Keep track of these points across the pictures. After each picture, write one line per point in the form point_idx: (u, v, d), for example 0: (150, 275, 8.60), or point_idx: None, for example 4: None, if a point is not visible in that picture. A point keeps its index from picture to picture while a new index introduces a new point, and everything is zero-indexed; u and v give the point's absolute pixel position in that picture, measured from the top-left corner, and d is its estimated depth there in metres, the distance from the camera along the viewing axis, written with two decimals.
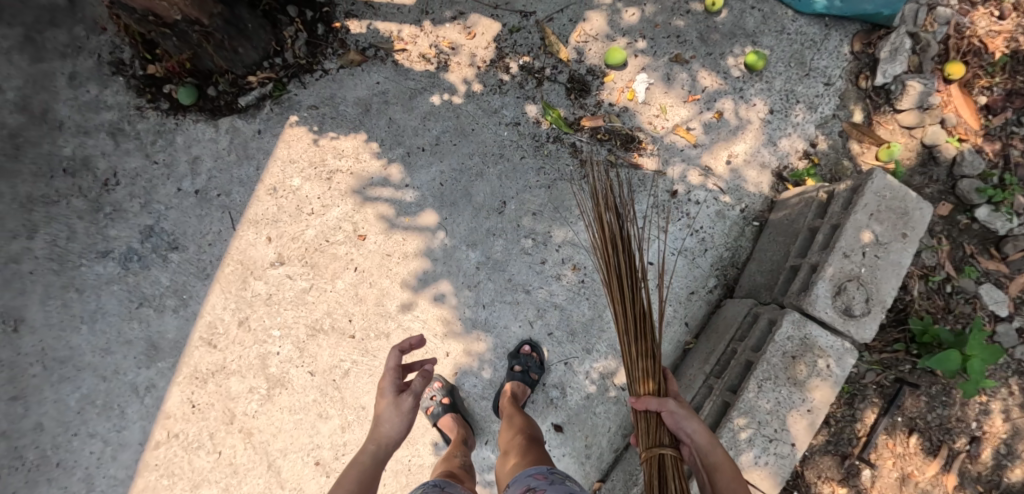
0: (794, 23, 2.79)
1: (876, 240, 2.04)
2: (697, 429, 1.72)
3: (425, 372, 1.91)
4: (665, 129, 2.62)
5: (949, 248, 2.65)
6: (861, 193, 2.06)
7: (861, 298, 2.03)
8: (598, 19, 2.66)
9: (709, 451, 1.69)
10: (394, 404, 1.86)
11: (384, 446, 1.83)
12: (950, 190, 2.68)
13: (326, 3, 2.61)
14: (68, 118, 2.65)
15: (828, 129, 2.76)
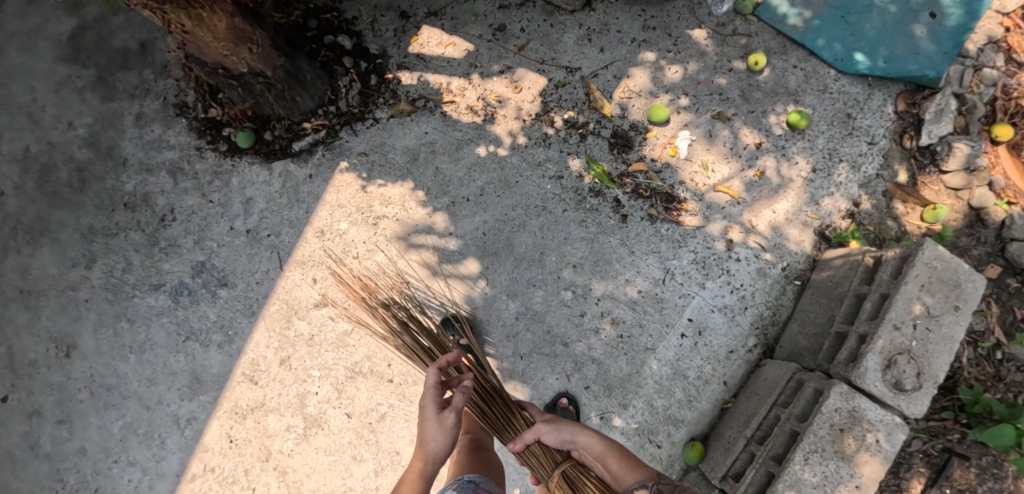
0: (836, 83, 2.78)
1: (928, 313, 2.02)
2: (575, 432, 1.94)
3: (466, 389, 1.91)
4: (705, 185, 2.63)
5: (999, 313, 2.58)
6: (912, 264, 2.04)
7: (912, 372, 2.00)
8: (642, 75, 2.71)
9: (599, 447, 1.92)
10: (437, 422, 1.88)
11: (429, 463, 1.90)
12: (999, 252, 2.65)
13: (380, 55, 2.75)
14: (132, 156, 2.78)
15: (872, 189, 2.71)
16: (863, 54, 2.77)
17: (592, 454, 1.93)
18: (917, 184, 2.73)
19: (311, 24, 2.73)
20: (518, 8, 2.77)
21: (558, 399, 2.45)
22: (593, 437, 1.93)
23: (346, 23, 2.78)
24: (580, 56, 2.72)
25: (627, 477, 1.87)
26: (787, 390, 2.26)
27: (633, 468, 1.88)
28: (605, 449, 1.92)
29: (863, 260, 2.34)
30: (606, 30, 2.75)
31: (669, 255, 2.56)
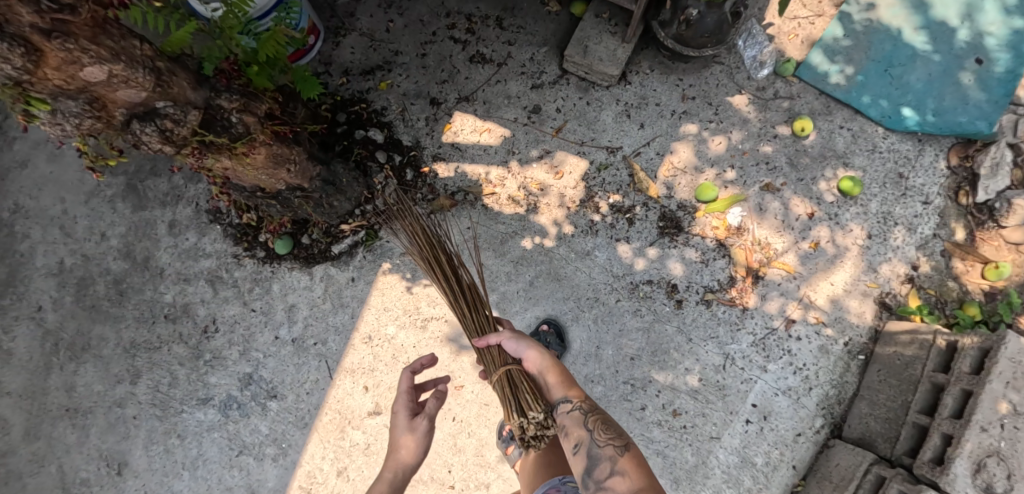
0: (886, 141, 2.64)
1: (1014, 409, 1.96)
2: (531, 346, 1.88)
3: (438, 393, 1.91)
4: (761, 262, 2.54)
5: None
6: (996, 359, 1.99)
7: (1003, 475, 1.92)
8: (686, 149, 2.62)
9: (541, 363, 1.87)
10: (409, 429, 1.87)
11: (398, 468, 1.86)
12: None
13: (413, 147, 2.68)
14: (169, 265, 2.72)
15: (929, 250, 2.58)
16: (910, 108, 2.64)
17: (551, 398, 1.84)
18: (975, 241, 2.59)
19: (340, 118, 2.68)
20: (551, 87, 2.69)
21: None
22: (543, 353, 1.88)
23: (375, 114, 2.71)
24: (619, 133, 2.64)
25: (557, 391, 1.84)
26: (866, 483, 2.22)
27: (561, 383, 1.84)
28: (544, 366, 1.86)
29: (934, 342, 2.27)
30: (644, 104, 2.66)
31: (727, 338, 2.49)
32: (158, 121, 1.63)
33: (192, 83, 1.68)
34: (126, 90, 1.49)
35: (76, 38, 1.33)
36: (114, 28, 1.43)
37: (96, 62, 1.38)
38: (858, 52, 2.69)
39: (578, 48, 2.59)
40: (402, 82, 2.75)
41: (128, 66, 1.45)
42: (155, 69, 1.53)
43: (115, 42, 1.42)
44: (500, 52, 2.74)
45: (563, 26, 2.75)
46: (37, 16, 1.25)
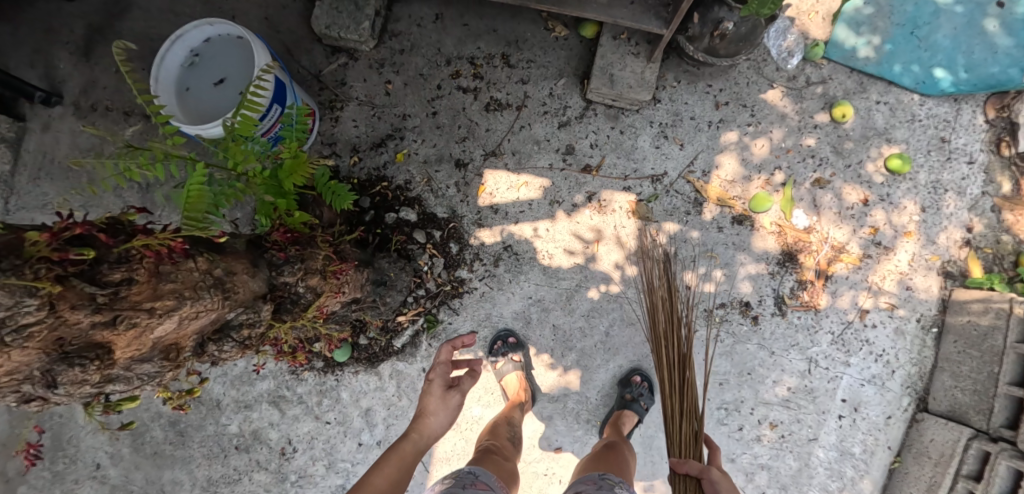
0: (923, 108, 2.60)
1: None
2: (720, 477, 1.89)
3: (473, 374, 1.96)
4: (827, 262, 2.55)
5: None
6: None
7: None
8: (731, 160, 2.58)
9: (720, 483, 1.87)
10: (443, 399, 1.86)
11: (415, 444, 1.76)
12: None
13: (450, 217, 2.52)
14: (224, 395, 2.55)
15: (981, 209, 2.57)
16: (943, 69, 2.56)
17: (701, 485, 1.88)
18: (1021, 190, 2.56)
19: (365, 204, 2.48)
20: (579, 122, 2.55)
21: (632, 376, 2.45)
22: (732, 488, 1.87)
23: (399, 191, 2.52)
24: (661, 158, 2.56)
25: None
26: (969, 458, 2.34)
27: None
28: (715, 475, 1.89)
29: (1012, 310, 2.32)
30: (679, 120, 2.57)
31: (807, 343, 2.54)
32: (234, 333, 1.69)
33: (251, 271, 1.68)
34: (198, 321, 1.49)
35: (138, 306, 1.35)
36: (167, 268, 1.43)
37: (163, 318, 1.40)
38: (881, 19, 2.60)
39: (603, 79, 2.44)
40: (420, 149, 2.54)
41: (192, 301, 1.44)
42: (217, 282, 1.52)
43: (175, 282, 1.42)
44: (515, 94, 2.56)
45: (575, 51, 2.56)
46: (95, 313, 1.30)
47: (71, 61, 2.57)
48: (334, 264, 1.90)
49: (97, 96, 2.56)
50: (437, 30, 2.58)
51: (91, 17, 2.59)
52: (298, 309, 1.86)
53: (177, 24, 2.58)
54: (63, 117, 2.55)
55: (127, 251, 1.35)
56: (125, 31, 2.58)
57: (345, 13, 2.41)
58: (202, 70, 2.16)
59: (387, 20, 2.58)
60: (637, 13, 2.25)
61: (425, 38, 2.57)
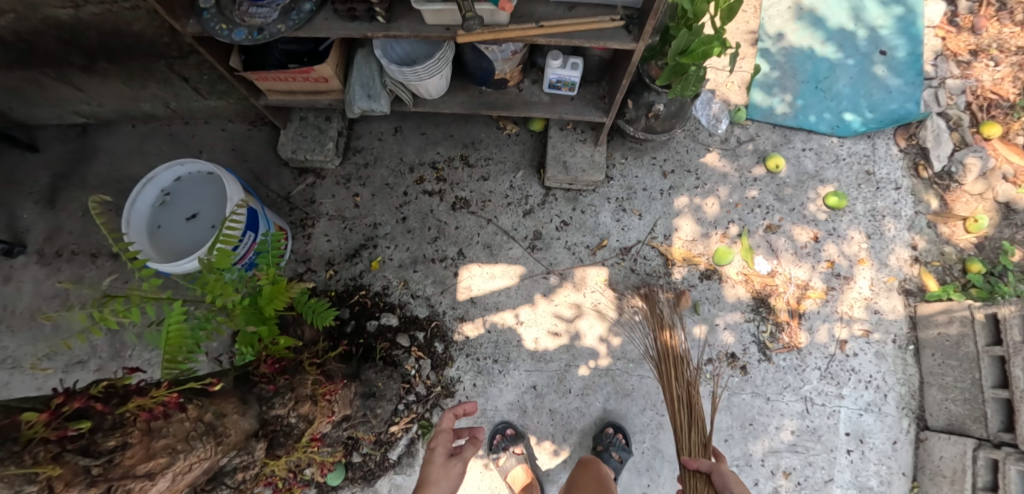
0: (843, 148, 2.85)
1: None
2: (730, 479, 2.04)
3: (475, 442, 1.89)
4: (798, 300, 2.66)
5: None
6: None
7: None
8: (687, 222, 2.74)
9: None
10: (444, 468, 1.79)
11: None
12: None
13: (432, 317, 2.54)
14: None
15: (918, 227, 2.77)
16: (851, 113, 2.87)
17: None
18: (947, 204, 2.79)
19: (345, 315, 2.50)
20: (542, 208, 2.71)
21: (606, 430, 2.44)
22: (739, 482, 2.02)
23: (378, 297, 2.54)
24: (624, 230, 2.71)
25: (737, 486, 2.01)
26: (980, 470, 2.35)
27: None
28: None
29: (974, 316, 2.45)
30: (633, 193, 2.77)
31: (799, 383, 2.59)
32: (228, 479, 1.58)
33: (240, 409, 1.62)
34: (191, 475, 1.41)
35: (133, 470, 1.29)
36: (158, 424, 1.38)
37: (156, 478, 1.32)
38: (788, 79, 2.93)
39: (557, 166, 2.65)
40: (394, 254, 2.61)
41: (184, 454, 1.38)
42: (208, 429, 1.47)
43: (166, 438, 1.37)
44: (478, 190, 2.72)
45: (527, 144, 2.79)
46: (90, 486, 1.22)
47: (34, 210, 2.59)
48: (323, 388, 1.83)
49: (63, 241, 2.56)
50: (398, 141, 2.76)
51: (57, 166, 2.67)
52: (292, 442, 1.73)
53: (144, 164, 2.68)
54: (26, 266, 2.52)
55: (122, 414, 1.33)
56: (91, 175, 2.65)
57: (308, 136, 2.58)
58: (174, 207, 2.20)
59: (349, 139, 2.75)
60: (580, 108, 2.58)
61: (386, 150, 2.74)
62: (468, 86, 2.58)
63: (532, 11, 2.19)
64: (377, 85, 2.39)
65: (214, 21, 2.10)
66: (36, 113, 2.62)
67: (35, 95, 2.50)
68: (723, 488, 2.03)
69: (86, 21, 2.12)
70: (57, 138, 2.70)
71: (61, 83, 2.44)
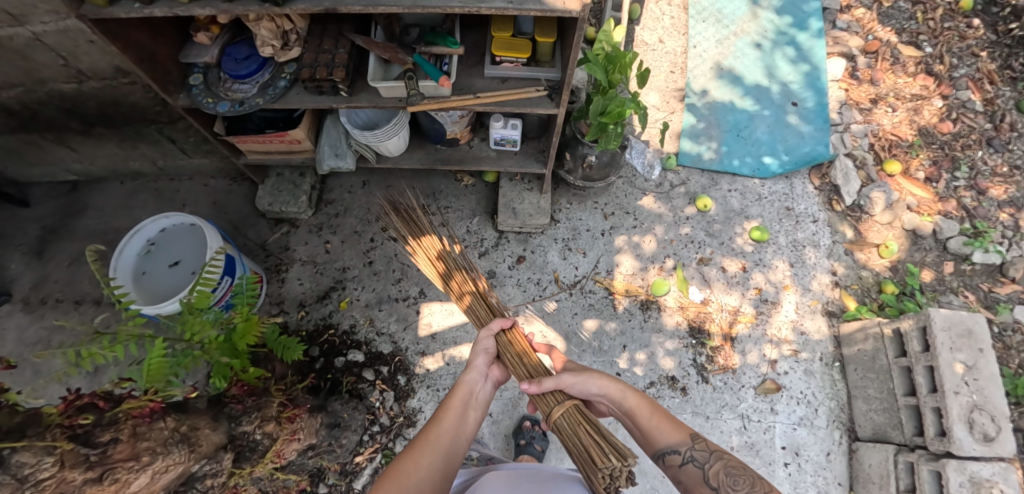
0: (765, 188, 3.19)
1: (968, 366, 2.49)
2: (595, 376, 1.82)
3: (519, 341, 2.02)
4: (730, 325, 2.94)
5: (975, 296, 2.98)
6: (933, 334, 2.53)
7: (988, 420, 2.42)
8: (627, 258, 3.03)
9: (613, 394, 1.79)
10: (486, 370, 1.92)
11: (467, 393, 1.79)
12: (944, 252, 3.05)
13: (395, 352, 2.77)
14: None
15: (836, 255, 3.07)
16: (769, 156, 3.23)
17: (623, 411, 1.78)
18: (862, 233, 3.10)
19: (315, 352, 2.73)
20: (495, 249, 3.02)
21: (522, 423, 2.72)
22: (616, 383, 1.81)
23: (346, 335, 2.79)
24: (571, 267, 3.01)
25: (618, 393, 1.78)
26: (901, 473, 2.54)
27: (669, 428, 1.75)
28: (635, 402, 1.76)
29: (883, 332, 2.73)
30: (577, 233, 3.07)
31: (735, 401, 2.81)
32: (199, 483, 1.85)
33: (212, 424, 1.91)
34: (167, 475, 1.66)
35: (122, 462, 1.55)
36: (144, 428, 1.65)
37: (139, 472, 1.57)
38: (713, 129, 3.29)
39: (507, 212, 2.98)
40: (361, 295, 2.87)
41: (164, 455, 1.64)
42: (183, 438, 1.75)
43: (149, 440, 1.63)
44: (438, 235, 3.03)
45: (483, 193, 3.13)
46: (88, 469, 1.48)
47: (23, 261, 2.85)
48: (287, 411, 2.15)
49: (48, 290, 2.80)
50: (366, 193, 3.08)
51: (46, 220, 2.95)
52: (256, 456, 2.02)
53: (128, 217, 2.96)
54: (11, 313, 2.74)
55: (116, 415, 1.61)
56: (78, 229, 2.93)
57: (284, 191, 2.90)
58: (157, 255, 2.50)
59: (322, 192, 3.08)
60: (523, 160, 2.92)
61: (356, 201, 3.06)
62: (425, 144, 2.91)
63: (470, 83, 2.59)
64: (344, 147, 2.72)
65: (201, 95, 2.46)
66: (32, 173, 2.93)
67: (32, 156, 2.82)
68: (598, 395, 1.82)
69: (87, 93, 2.47)
70: (49, 195, 3.00)
71: (59, 146, 2.76)
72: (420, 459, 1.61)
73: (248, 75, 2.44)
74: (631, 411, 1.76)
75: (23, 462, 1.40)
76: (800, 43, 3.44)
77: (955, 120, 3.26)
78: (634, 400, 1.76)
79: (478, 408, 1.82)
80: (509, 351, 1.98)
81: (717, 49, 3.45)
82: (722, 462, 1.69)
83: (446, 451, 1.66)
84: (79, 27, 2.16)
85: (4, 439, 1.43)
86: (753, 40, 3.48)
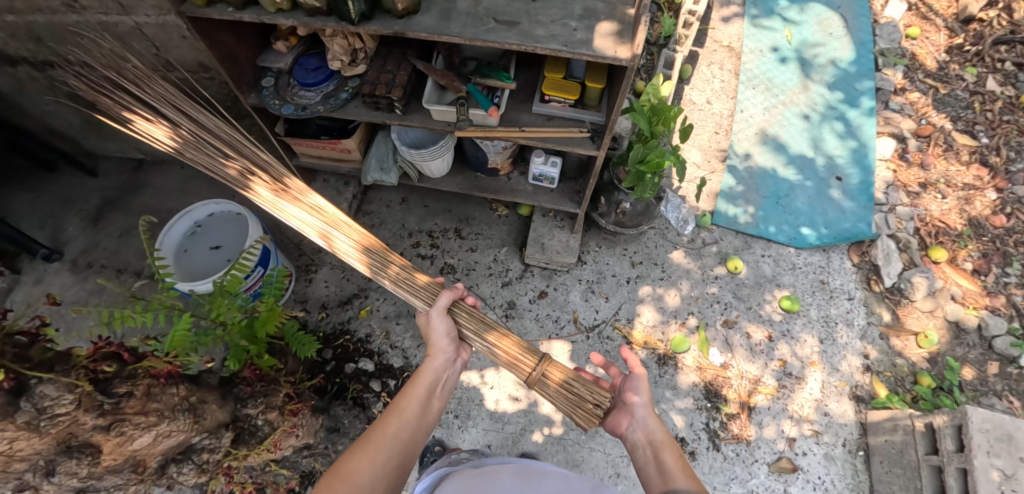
0: (799, 257, 3.12)
1: (1005, 475, 2.31)
2: (647, 409, 1.89)
3: (475, 314, 2.06)
4: (749, 394, 2.82)
5: (1018, 401, 2.78)
6: (970, 434, 2.37)
7: None
8: (649, 310, 2.99)
9: (657, 428, 1.84)
10: (449, 350, 1.96)
11: (432, 381, 1.85)
12: (989, 350, 2.88)
13: (404, 367, 2.83)
14: None
15: (870, 337, 2.93)
16: (807, 227, 3.17)
17: (648, 442, 1.83)
18: (900, 318, 2.96)
19: (327, 355, 2.83)
20: (519, 281, 3.05)
21: None
22: (657, 421, 1.86)
23: (360, 342, 2.87)
24: (591, 309, 2.99)
25: (659, 430, 1.84)
26: None
27: (683, 472, 1.72)
28: (664, 438, 1.82)
29: (915, 425, 2.58)
30: (602, 278, 3.07)
31: (746, 475, 2.67)
32: (195, 456, 1.98)
33: (220, 402, 2.04)
34: (168, 440, 1.81)
35: (130, 417, 1.72)
36: (158, 389, 1.81)
37: (144, 431, 1.75)
38: (751, 193, 3.28)
39: (536, 246, 3.01)
40: (381, 306, 2.95)
41: (169, 420, 1.80)
42: (190, 408, 1.88)
43: (160, 403, 1.79)
44: (465, 259, 3.09)
45: (515, 225, 3.18)
46: (99, 416, 1.68)
47: (79, 225, 3.05)
48: (292, 404, 2.25)
49: (95, 255, 2.96)
50: (403, 210, 3.21)
51: (108, 192, 3.15)
52: (254, 441, 2.13)
53: (180, 199, 3.13)
54: (58, 271, 2.91)
55: (134, 371, 1.80)
56: (134, 204, 3.11)
57: (327, 196, 3.07)
58: (201, 237, 2.67)
59: (362, 202, 3.22)
60: (558, 198, 2.96)
61: (391, 216, 3.19)
62: (466, 170, 3.00)
63: (517, 117, 2.67)
64: (390, 161, 2.84)
65: (270, 97, 2.63)
66: (106, 147, 3.16)
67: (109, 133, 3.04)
68: (636, 415, 1.89)
69: (170, 82, 2.68)
70: (116, 170, 3.22)
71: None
72: (375, 455, 1.63)
73: (315, 84, 2.61)
74: (659, 443, 1.81)
75: (46, 395, 1.58)
76: (849, 120, 3.45)
77: (1009, 215, 3.14)
78: (665, 436, 1.82)
79: (441, 398, 1.87)
80: (466, 324, 2.05)
81: (764, 117, 3.48)
82: None
83: (404, 446, 1.69)
84: (176, 23, 2.37)
85: (35, 369, 1.63)
86: (801, 111, 3.49)
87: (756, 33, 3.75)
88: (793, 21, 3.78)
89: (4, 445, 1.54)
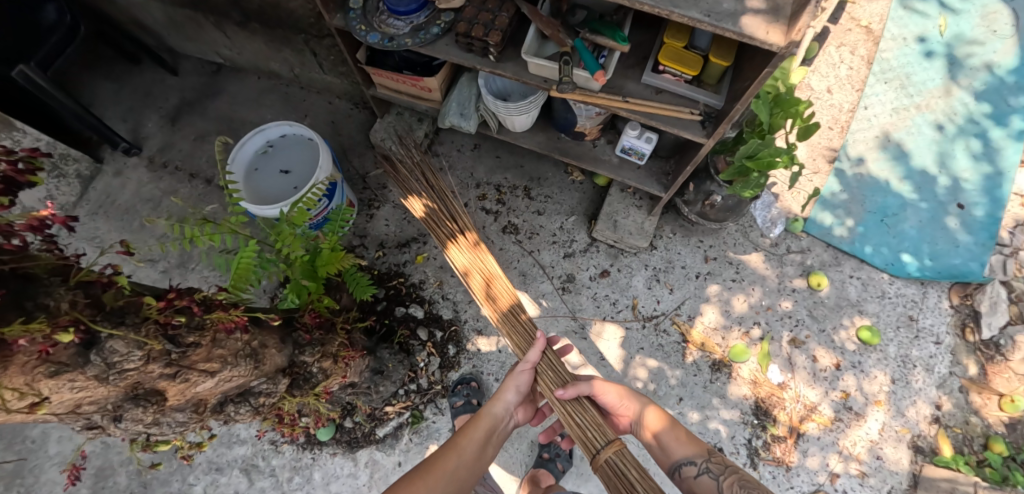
0: (892, 286, 2.84)
1: None
2: (647, 407, 2.01)
3: (550, 372, 2.16)
4: (801, 420, 2.67)
5: None
6: None
7: None
8: (713, 311, 2.82)
9: (659, 419, 1.96)
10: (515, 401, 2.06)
11: (492, 424, 1.92)
12: None
13: (453, 320, 2.79)
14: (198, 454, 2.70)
15: (948, 388, 2.70)
16: (909, 255, 2.86)
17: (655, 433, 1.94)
18: (987, 375, 2.70)
19: (379, 294, 2.80)
20: (582, 255, 2.90)
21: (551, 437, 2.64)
22: (663, 420, 1.96)
23: (412, 288, 2.83)
24: (653, 299, 2.83)
25: (666, 430, 1.92)
26: None
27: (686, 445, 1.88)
28: (663, 423, 1.95)
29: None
30: (671, 267, 2.88)
31: None
32: (253, 397, 1.98)
33: (279, 345, 1.99)
34: (229, 383, 1.81)
35: (195, 365, 1.69)
36: (222, 336, 1.77)
37: (208, 377, 1.73)
38: (855, 205, 2.96)
39: (607, 223, 2.83)
40: (438, 254, 2.88)
41: (231, 367, 1.77)
42: (251, 354, 1.85)
43: (224, 349, 1.76)
44: (531, 221, 2.95)
45: (587, 194, 2.99)
46: (166, 366, 1.63)
47: (158, 123, 3.02)
48: (345, 351, 2.23)
49: (171, 156, 2.95)
50: (473, 157, 3.05)
51: (187, 93, 3.09)
52: (307, 386, 2.15)
53: (255, 111, 3.05)
54: (136, 167, 2.93)
55: (204, 321, 1.72)
56: (211, 109, 3.05)
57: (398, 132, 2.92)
58: (271, 157, 2.60)
59: (433, 142, 3.08)
60: (643, 177, 2.73)
61: (461, 162, 3.05)
62: (549, 129, 2.78)
63: (622, 85, 2.40)
64: (471, 108, 2.65)
65: (357, 20, 2.43)
66: (187, 44, 3.06)
67: (193, 32, 2.93)
68: (641, 421, 2.00)
69: None
70: (196, 70, 3.14)
71: (215, 30, 2.83)
72: (433, 480, 1.65)
73: (406, 13, 2.40)
74: (662, 432, 1.92)
75: (115, 351, 1.51)
76: (990, 139, 3.01)
77: None
78: (663, 419, 1.96)
79: (495, 444, 1.94)
80: (543, 380, 2.15)
81: (890, 119, 3.07)
82: (735, 476, 1.77)
83: (458, 479, 1.70)
84: None
85: (104, 321, 1.54)
86: (936, 120, 3.06)
87: (904, 17, 3.24)
88: (952, 8, 3.24)
89: (75, 392, 1.54)
